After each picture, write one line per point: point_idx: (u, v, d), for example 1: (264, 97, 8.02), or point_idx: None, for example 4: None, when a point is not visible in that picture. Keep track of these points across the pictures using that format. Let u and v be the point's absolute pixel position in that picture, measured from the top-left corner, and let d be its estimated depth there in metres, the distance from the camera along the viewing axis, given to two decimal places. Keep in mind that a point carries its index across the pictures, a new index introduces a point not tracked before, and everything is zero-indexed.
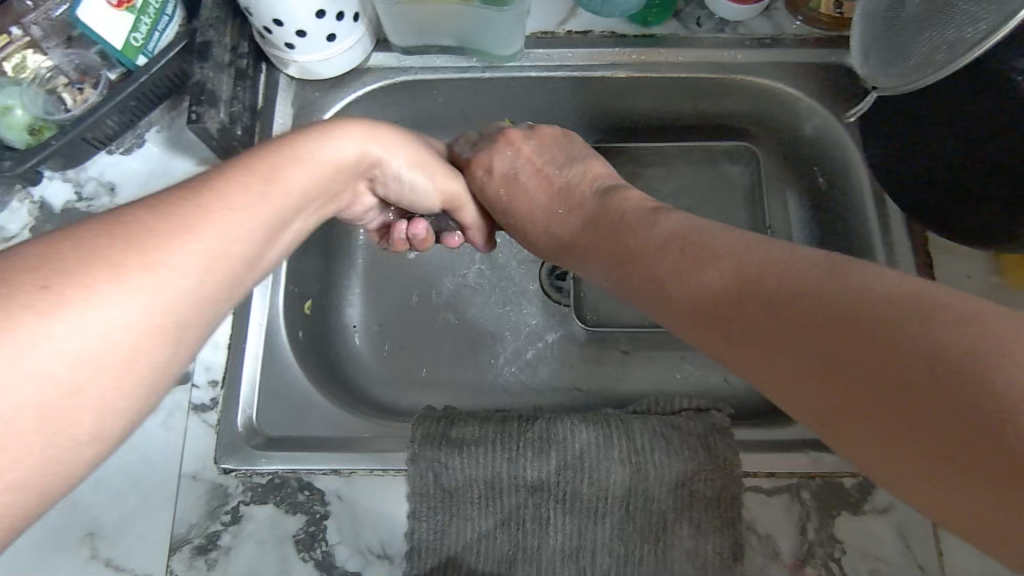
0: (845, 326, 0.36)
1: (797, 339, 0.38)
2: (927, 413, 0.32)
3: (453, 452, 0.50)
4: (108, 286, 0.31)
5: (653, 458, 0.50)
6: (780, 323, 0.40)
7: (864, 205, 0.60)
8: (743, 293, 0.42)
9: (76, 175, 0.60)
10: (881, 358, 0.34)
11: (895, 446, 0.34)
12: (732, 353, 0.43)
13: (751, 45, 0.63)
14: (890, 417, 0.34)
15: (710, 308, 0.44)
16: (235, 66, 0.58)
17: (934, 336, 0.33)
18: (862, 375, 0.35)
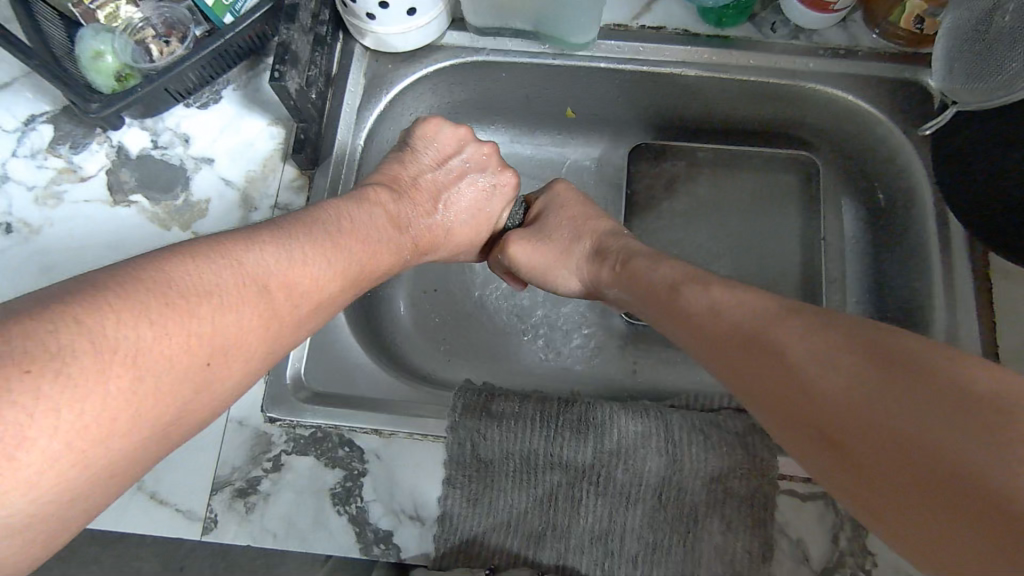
0: (840, 356, 0.36)
1: (791, 365, 0.38)
2: (902, 450, 0.32)
3: (492, 424, 0.51)
4: (194, 339, 0.35)
5: (690, 451, 0.50)
6: (784, 342, 0.39)
7: (926, 223, 0.59)
8: (749, 318, 0.42)
9: (153, 124, 0.62)
10: (870, 390, 0.34)
11: (867, 478, 0.33)
12: (726, 373, 0.43)
13: (824, 54, 0.62)
14: (864, 447, 0.33)
15: (716, 332, 0.44)
16: (315, 32, 0.59)
17: (954, 374, 0.33)
18: (868, 403, 0.34)
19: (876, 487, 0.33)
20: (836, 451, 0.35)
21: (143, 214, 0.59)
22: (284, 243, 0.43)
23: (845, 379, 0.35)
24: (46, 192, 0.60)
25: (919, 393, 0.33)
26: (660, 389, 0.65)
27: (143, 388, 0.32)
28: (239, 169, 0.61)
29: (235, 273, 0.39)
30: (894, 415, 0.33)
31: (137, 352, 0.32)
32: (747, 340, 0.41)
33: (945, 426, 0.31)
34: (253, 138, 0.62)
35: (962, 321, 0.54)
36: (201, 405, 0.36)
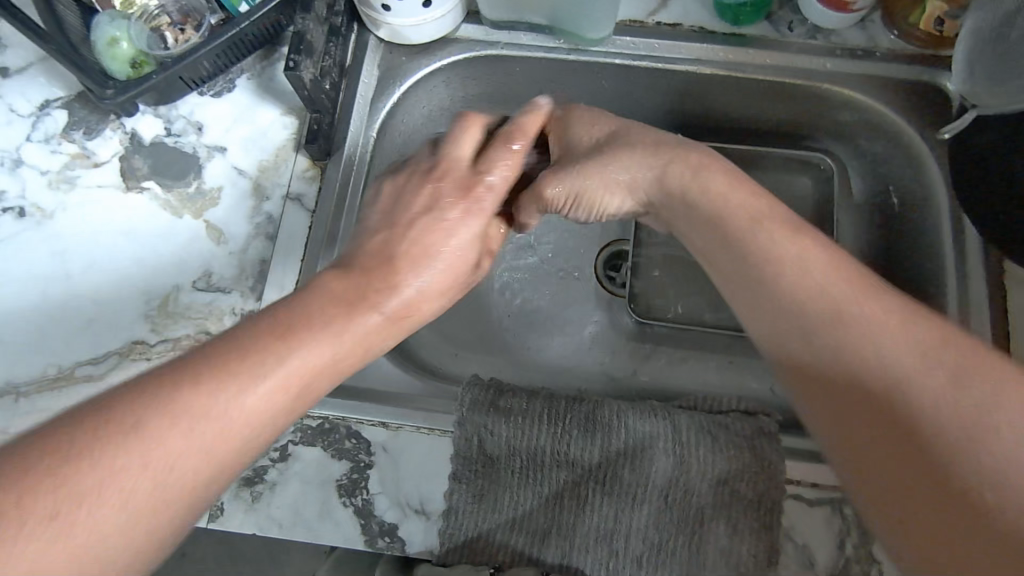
0: (919, 349, 0.40)
1: (863, 339, 0.41)
2: (933, 437, 0.38)
3: (500, 421, 0.51)
4: (125, 475, 0.33)
5: (698, 452, 0.50)
6: (841, 315, 0.42)
7: (942, 227, 0.58)
8: (833, 287, 0.43)
9: (167, 111, 0.62)
10: (914, 389, 0.39)
11: (888, 449, 0.39)
12: (786, 334, 0.45)
13: (842, 54, 0.61)
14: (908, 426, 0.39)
15: (800, 291, 0.44)
16: (330, 22, 0.59)
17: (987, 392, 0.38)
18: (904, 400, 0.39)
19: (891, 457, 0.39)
20: (875, 420, 0.40)
21: (155, 200, 0.59)
22: (225, 383, 0.37)
23: (918, 368, 0.39)
24: (59, 176, 0.61)
25: (982, 402, 0.37)
26: (667, 389, 0.64)
27: (80, 538, 0.32)
28: (252, 159, 0.60)
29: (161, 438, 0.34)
30: (948, 412, 0.38)
31: (60, 519, 0.31)
32: (827, 307, 0.43)
33: (984, 432, 0.36)
34: (266, 127, 0.61)
35: (976, 328, 0.54)
36: (165, 523, 0.35)
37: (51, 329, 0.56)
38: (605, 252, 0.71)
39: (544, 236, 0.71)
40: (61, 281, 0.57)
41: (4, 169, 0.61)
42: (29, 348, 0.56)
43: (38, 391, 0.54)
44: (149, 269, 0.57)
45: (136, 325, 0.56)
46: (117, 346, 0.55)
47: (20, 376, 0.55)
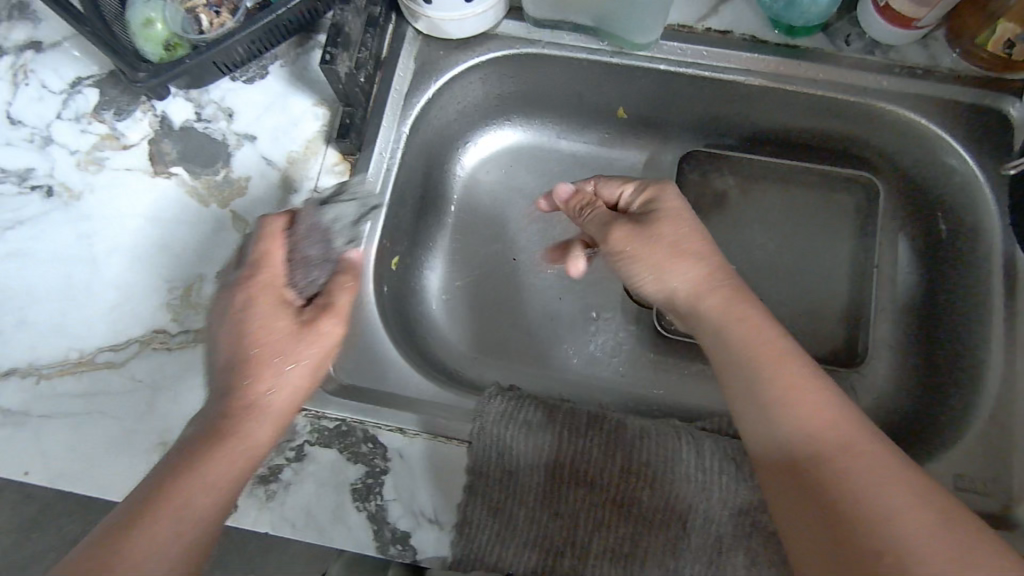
0: (877, 469, 0.40)
1: (811, 429, 0.42)
2: (864, 538, 0.38)
3: (519, 434, 0.50)
4: None
5: (721, 480, 0.49)
6: (794, 399, 0.44)
7: (991, 263, 0.56)
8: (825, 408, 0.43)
9: (198, 96, 0.61)
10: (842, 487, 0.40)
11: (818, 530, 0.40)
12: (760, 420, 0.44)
13: (899, 73, 0.59)
14: (836, 515, 0.39)
15: (783, 393, 0.44)
16: (368, 12, 0.57)
17: (856, 486, 0.39)
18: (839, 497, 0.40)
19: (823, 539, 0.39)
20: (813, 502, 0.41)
21: (183, 186, 0.59)
22: (150, 514, 0.39)
23: (857, 470, 0.40)
24: (87, 157, 0.60)
25: (882, 500, 0.38)
26: (690, 408, 0.63)
27: None
28: (281, 149, 0.59)
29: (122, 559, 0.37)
30: (877, 515, 0.38)
31: None
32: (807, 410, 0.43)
33: (903, 550, 0.36)
34: (297, 117, 0.60)
35: (1022, 371, 0.52)
36: None
37: (73, 314, 0.56)
38: None
39: None
40: (84, 265, 0.57)
41: (34, 146, 0.61)
42: (52, 332, 0.56)
43: (59, 374, 0.54)
44: (174, 257, 0.57)
45: (157, 314, 0.55)
46: (139, 333, 0.55)
47: (42, 357, 0.55)
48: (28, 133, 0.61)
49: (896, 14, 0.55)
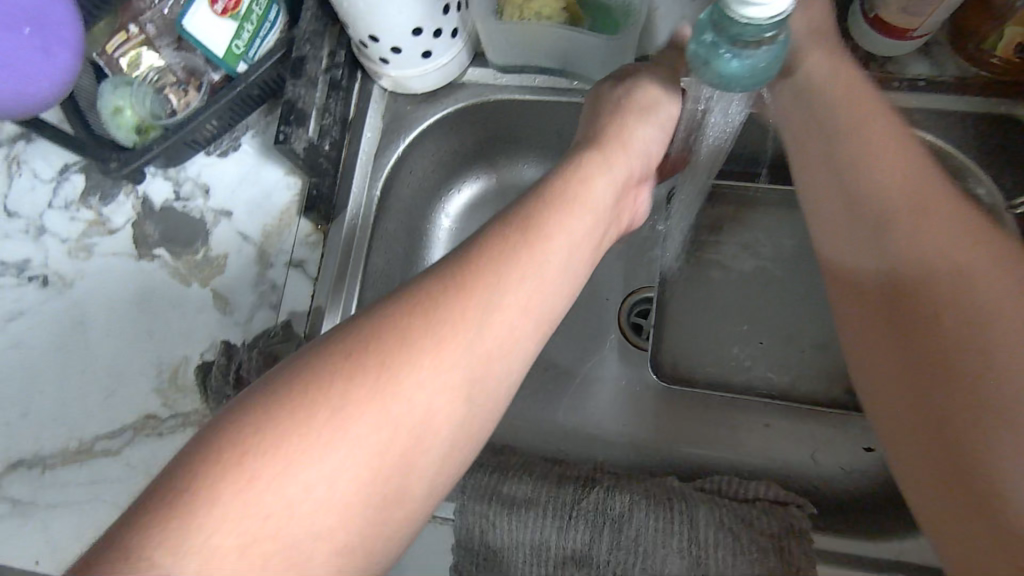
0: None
1: (935, 286, 0.40)
2: (981, 411, 0.36)
3: (503, 511, 0.49)
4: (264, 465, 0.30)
5: (715, 554, 0.46)
6: (913, 256, 0.41)
7: None
8: (993, 310, 0.38)
9: (176, 173, 0.61)
10: (960, 356, 0.38)
11: (940, 425, 0.38)
12: (886, 382, 0.41)
13: (901, 86, 0.53)
14: (945, 414, 0.38)
15: (901, 259, 0.42)
16: (329, 75, 0.57)
17: (989, 359, 0.37)
18: (947, 370, 0.38)
19: (951, 433, 0.37)
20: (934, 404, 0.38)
21: (165, 268, 0.59)
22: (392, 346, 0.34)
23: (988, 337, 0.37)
24: (77, 244, 0.61)
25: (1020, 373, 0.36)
26: (697, 457, 0.60)
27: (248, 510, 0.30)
28: (257, 223, 0.59)
29: (236, 488, 0.30)
30: (999, 390, 0.36)
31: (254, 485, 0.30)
32: (959, 331, 0.38)
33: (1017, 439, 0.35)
34: (271, 189, 0.60)
35: None
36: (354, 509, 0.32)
37: (71, 401, 0.57)
38: (629, 302, 0.67)
39: None
40: (83, 351, 0.58)
41: (28, 238, 0.62)
42: (52, 422, 0.57)
43: (62, 464, 0.56)
44: (163, 338, 0.58)
45: (149, 400, 0.56)
46: (132, 419, 0.56)
47: (46, 449, 0.56)
48: (23, 225, 0.62)
49: (891, 26, 0.50)
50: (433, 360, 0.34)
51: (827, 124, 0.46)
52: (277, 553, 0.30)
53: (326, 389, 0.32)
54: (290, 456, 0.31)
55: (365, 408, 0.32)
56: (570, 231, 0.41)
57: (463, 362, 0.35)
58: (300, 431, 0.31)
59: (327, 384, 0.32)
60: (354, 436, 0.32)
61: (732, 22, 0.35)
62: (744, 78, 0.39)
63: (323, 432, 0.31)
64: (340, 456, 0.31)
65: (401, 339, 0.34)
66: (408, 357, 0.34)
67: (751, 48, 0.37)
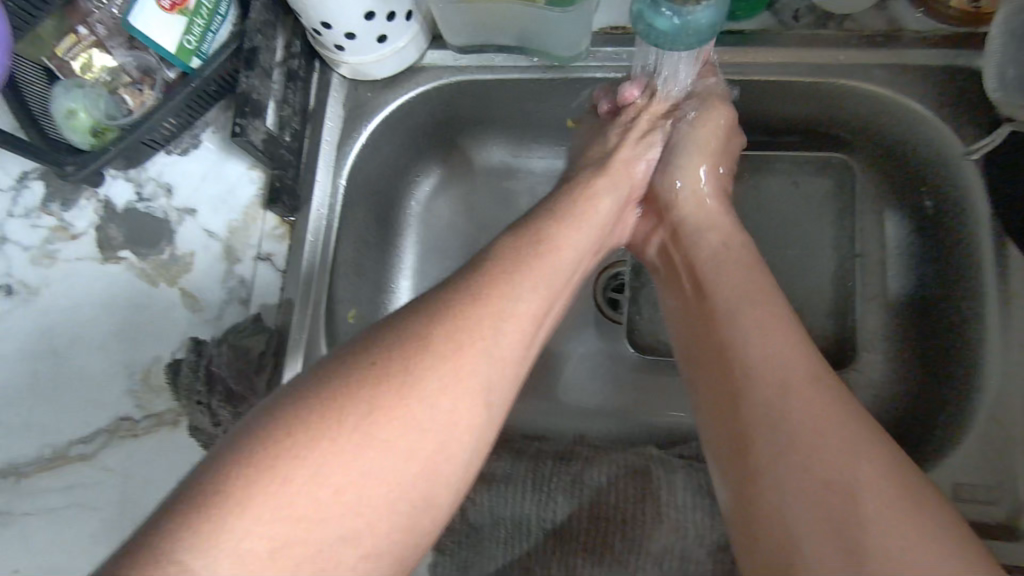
0: (824, 399, 0.38)
1: (749, 342, 0.41)
2: (812, 468, 0.36)
3: (482, 488, 0.50)
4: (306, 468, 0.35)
5: (693, 516, 0.47)
6: (731, 313, 0.43)
7: (981, 246, 0.50)
8: (802, 369, 0.39)
9: (137, 174, 0.60)
10: (778, 410, 0.38)
11: (774, 473, 0.37)
12: (735, 452, 0.39)
13: (857, 44, 0.53)
14: (782, 471, 0.36)
15: (724, 320, 0.44)
16: (286, 65, 0.57)
17: (803, 413, 0.37)
18: (777, 425, 0.38)
19: (773, 488, 0.36)
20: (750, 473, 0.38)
21: (132, 270, 0.58)
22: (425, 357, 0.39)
23: (784, 388, 0.38)
24: (40, 251, 0.60)
25: (831, 426, 0.37)
26: (676, 427, 0.60)
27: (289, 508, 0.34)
28: (222, 219, 0.59)
29: (289, 477, 0.34)
30: (814, 441, 0.36)
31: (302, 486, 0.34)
32: (775, 385, 0.39)
33: (836, 489, 0.35)
34: (235, 184, 0.59)
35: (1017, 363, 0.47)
36: (388, 508, 0.36)
37: (41, 410, 0.56)
38: (604, 275, 0.66)
39: None
40: (51, 358, 0.57)
41: None
42: (21, 433, 0.56)
43: (38, 471, 0.55)
44: (134, 340, 0.57)
45: (122, 402, 0.56)
46: (106, 423, 0.56)
47: (20, 457, 0.55)
48: None
49: None
50: (457, 374, 0.39)
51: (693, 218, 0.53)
52: (313, 544, 0.34)
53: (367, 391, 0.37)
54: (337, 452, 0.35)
55: (400, 412, 0.37)
56: (568, 255, 0.48)
57: (476, 369, 0.40)
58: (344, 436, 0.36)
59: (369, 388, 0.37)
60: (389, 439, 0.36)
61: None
62: (683, 37, 0.41)
63: (355, 436, 0.36)
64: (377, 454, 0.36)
65: (419, 352, 0.39)
66: (438, 366, 0.39)
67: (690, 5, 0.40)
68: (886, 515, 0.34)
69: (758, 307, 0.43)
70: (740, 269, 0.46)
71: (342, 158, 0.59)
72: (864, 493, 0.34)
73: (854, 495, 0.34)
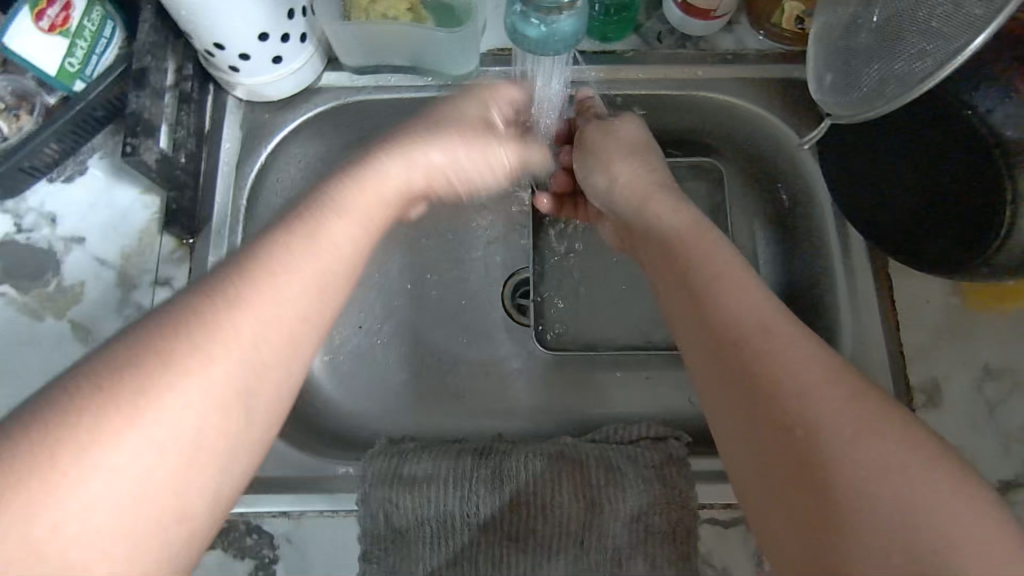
0: (790, 339, 0.38)
1: (718, 293, 0.42)
2: (784, 406, 0.35)
3: (404, 491, 0.50)
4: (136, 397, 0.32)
5: (607, 492, 0.50)
6: (698, 271, 0.44)
7: (826, 231, 0.58)
8: (770, 315, 0.40)
9: (14, 205, 0.57)
10: (748, 352, 0.38)
11: (751, 412, 0.37)
12: (718, 399, 0.39)
13: (713, 61, 0.61)
14: (761, 411, 0.36)
15: (693, 277, 0.44)
16: (178, 88, 0.57)
17: (773, 355, 0.37)
18: (749, 370, 0.38)
19: (755, 428, 0.37)
20: (752, 410, 0.37)
21: (11, 305, 0.55)
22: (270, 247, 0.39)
23: (758, 337, 0.38)
24: None
25: (804, 362, 0.36)
26: (588, 418, 0.63)
27: (116, 452, 0.31)
28: (114, 246, 0.57)
29: (132, 397, 0.32)
30: (786, 380, 0.36)
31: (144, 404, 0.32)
32: (747, 331, 0.39)
33: (809, 423, 0.34)
34: (126, 209, 0.58)
35: (868, 325, 0.54)
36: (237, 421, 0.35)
37: None
38: (511, 282, 0.69)
39: (449, 272, 0.69)
40: None
41: None
42: None
43: None
44: (18, 379, 0.53)
45: None
46: None
47: None
48: None
49: (695, 7, 0.58)
50: (267, 320, 0.37)
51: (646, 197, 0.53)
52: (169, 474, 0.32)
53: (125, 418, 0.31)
54: (96, 515, 0.30)
55: (172, 425, 0.32)
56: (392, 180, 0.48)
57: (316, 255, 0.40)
58: (106, 486, 0.31)
59: (139, 391, 0.32)
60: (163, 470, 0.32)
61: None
62: (557, 40, 0.45)
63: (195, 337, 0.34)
64: (178, 431, 0.33)
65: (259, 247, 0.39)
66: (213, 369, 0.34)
67: (555, 16, 0.43)
68: (857, 441, 0.33)
69: (738, 270, 0.43)
70: (703, 234, 0.47)
71: (242, 177, 0.59)
72: (837, 424, 0.34)
73: (820, 427, 0.34)
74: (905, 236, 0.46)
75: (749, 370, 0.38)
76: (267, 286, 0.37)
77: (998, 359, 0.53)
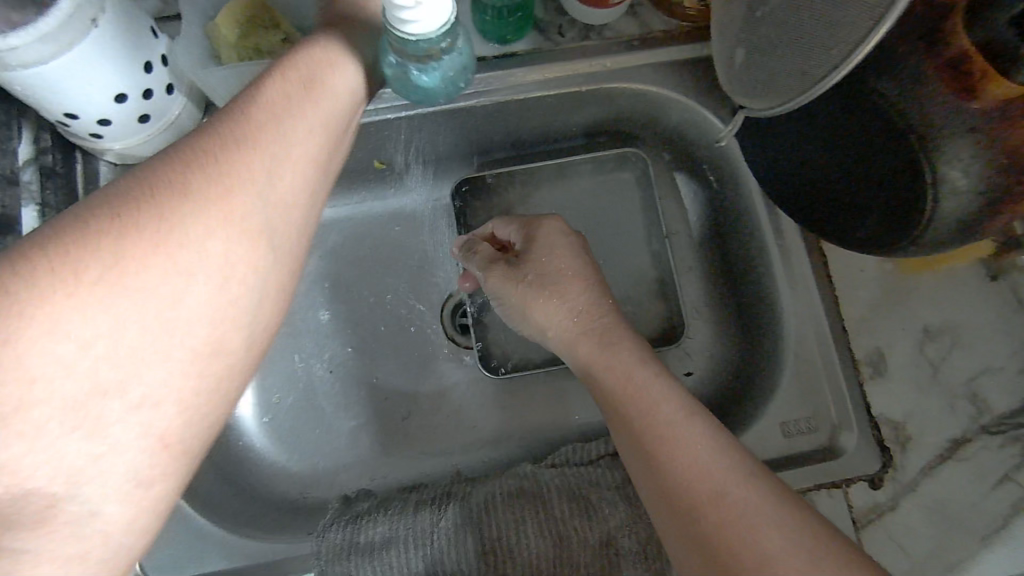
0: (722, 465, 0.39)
1: (652, 419, 0.42)
2: (725, 537, 0.36)
3: (365, 560, 0.48)
4: (133, 262, 0.31)
5: (574, 522, 0.49)
6: (630, 392, 0.45)
7: (757, 213, 0.57)
8: (702, 439, 0.41)
9: None
10: (685, 482, 0.39)
11: (699, 544, 0.37)
12: (669, 530, 0.39)
13: (619, 49, 0.58)
14: (707, 542, 0.37)
15: (625, 402, 0.44)
16: (39, 163, 0.51)
17: (711, 482, 0.38)
18: (688, 498, 0.39)
19: (703, 561, 0.37)
20: (697, 549, 0.37)
21: None
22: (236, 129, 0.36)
23: (695, 465, 0.39)
24: None
25: (735, 487, 0.38)
26: (550, 436, 0.62)
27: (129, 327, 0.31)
28: None
29: (149, 259, 0.31)
30: (727, 508, 0.37)
31: (148, 283, 0.31)
32: (681, 460, 0.40)
33: (754, 555, 0.35)
34: None
35: (808, 304, 0.54)
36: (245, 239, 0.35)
37: None
38: (449, 305, 0.66)
39: (383, 307, 0.66)
40: None
41: None
42: None
43: None
44: None
45: None
46: None
47: None
48: None
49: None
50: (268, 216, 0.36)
51: (589, 328, 0.49)
52: (183, 365, 0.33)
53: (158, 267, 0.31)
54: (149, 374, 0.31)
55: (194, 282, 0.33)
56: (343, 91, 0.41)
57: (309, 116, 0.39)
58: (142, 341, 0.31)
59: (136, 262, 0.31)
60: (206, 328, 0.33)
61: (400, 43, 0.38)
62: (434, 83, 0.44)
63: (185, 204, 0.32)
64: (200, 318, 0.33)
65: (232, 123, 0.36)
66: (240, 225, 0.34)
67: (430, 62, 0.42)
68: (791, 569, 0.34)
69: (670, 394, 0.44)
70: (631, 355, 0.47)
71: None
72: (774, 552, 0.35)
73: (763, 557, 0.35)
74: (849, 220, 0.45)
75: (691, 501, 0.38)
76: (254, 176, 0.35)
77: (937, 320, 0.53)
